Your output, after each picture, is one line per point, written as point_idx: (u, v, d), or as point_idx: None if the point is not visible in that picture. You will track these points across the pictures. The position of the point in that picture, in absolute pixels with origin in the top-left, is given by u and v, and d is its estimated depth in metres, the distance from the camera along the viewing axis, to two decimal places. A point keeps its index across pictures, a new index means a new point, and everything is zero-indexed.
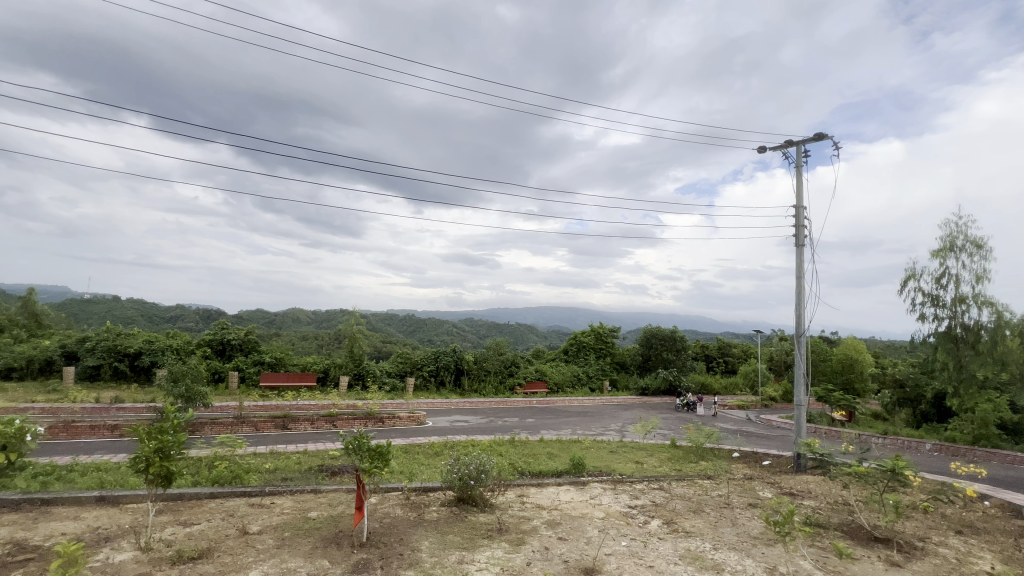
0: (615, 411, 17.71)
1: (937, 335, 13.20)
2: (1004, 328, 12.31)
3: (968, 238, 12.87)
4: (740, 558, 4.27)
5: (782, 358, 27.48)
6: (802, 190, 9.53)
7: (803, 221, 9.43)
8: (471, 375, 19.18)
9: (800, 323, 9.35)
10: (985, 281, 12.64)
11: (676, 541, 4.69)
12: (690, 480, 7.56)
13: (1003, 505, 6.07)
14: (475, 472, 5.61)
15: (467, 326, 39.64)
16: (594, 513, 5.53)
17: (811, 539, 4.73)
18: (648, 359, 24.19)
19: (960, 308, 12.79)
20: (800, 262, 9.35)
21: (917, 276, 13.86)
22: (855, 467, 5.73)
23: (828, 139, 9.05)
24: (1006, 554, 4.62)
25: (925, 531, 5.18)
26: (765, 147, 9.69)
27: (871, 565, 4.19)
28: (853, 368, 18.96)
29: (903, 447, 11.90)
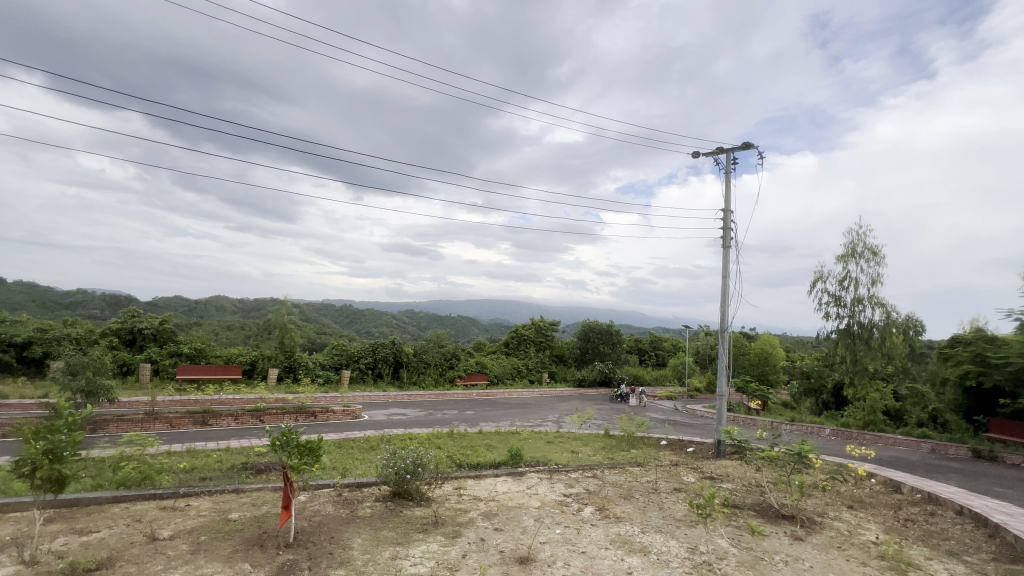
0: (553, 402, 18.13)
1: (838, 332, 14.44)
2: (892, 326, 13.83)
3: (866, 245, 14.39)
4: (665, 540, 4.52)
5: (707, 352, 29.49)
6: (730, 194, 10.21)
7: (730, 224, 10.11)
8: (411, 368, 18.83)
9: (725, 319, 10.04)
10: (878, 284, 14.21)
11: (607, 527, 4.88)
12: (622, 467, 7.89)
13: (886, 481, 6.89)
14: (412, 466, 5.49)
15: (408, 318, 38.82)
16: (530, 503, 5.64)
17: (728, 519, 5.10)
18: (586, 352, 24.97)
19: (858, 307, 14.27)
20: (726, 262, 10.02)
21: (824, 278, 15.32)
22: (767, 452, 6.25)
23: (754, 148, 9.74)
24: (887, 525, 5.25)
25: (823, 507, 5.77)
26: (699, 153, 10.27)
27: (778, 540, 4.59)
28: (769, 360, 20.63)
29: (807, 432, 13.15)
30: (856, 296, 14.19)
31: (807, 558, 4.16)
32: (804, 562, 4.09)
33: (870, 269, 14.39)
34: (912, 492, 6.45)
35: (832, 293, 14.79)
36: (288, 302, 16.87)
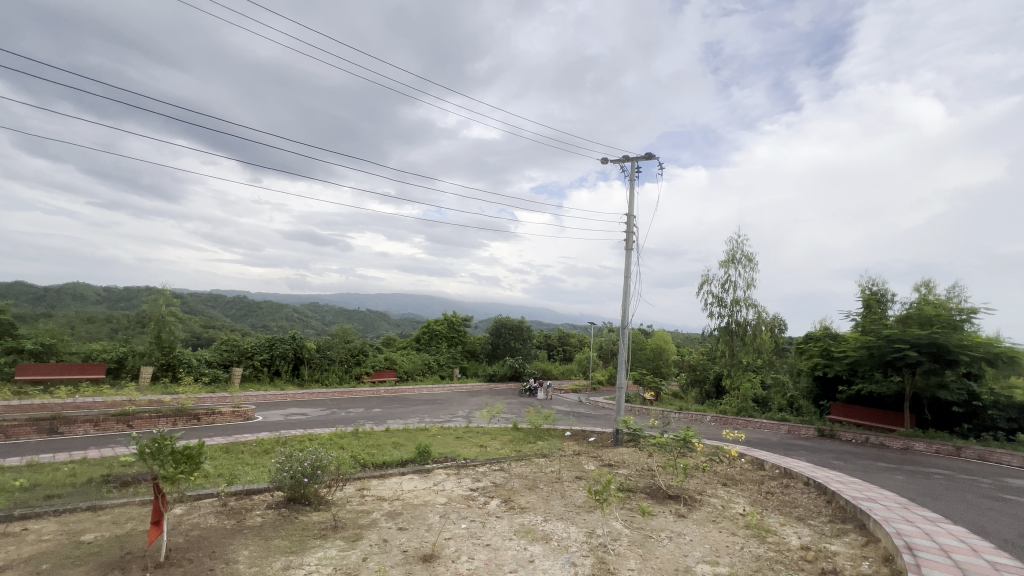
0: (463, 398, 18.13)
1: (720, 329, 16.25)
2: (762, 324, 15.85)
3: (743, 253, 16.26)
4: (565, 526, 4.74)
5: (609, 347, 31.48)
6: (633, 200, 10.93)
7: (632, 228, 10.85)
8: (313, 365, 17.68)
9: (625, 316, 10.75)
10: (752, 287, 16.13)
11: (512, 518, 4.99)
12: (528, 459, 8.12)
13: (753, 460, 7.89)
14: (310, 469, 5.15)
15: (311, 312, 36.42)
16: (436, 500, 5.58)
17: (622, 502, 5.48)
18: (497, 347, 25.34)
19: (736, 308, 16.08)
20: (627, 263, 10.73)
21: (709, 280, 17.05)
22: (658, 439, 6.82)
23: (654, 158, 10.54)
24: (752, 498, 6.01)
25: (703, 486, 6.46)
26: (607, 158, 10.87)
27: (665, 518, 5.03)
28: (662, 355, 23.06)
29: (692, 419, 14.58)
30: (735, 298, 16.00)
31: (688, 533, 4.61)
32: (686, 536, 4.53)
33: (745, 274, 16.33)
34: (772, 468, 7.44)
35: (716, 294, 16.54)
36: (167, 292, 14.70)
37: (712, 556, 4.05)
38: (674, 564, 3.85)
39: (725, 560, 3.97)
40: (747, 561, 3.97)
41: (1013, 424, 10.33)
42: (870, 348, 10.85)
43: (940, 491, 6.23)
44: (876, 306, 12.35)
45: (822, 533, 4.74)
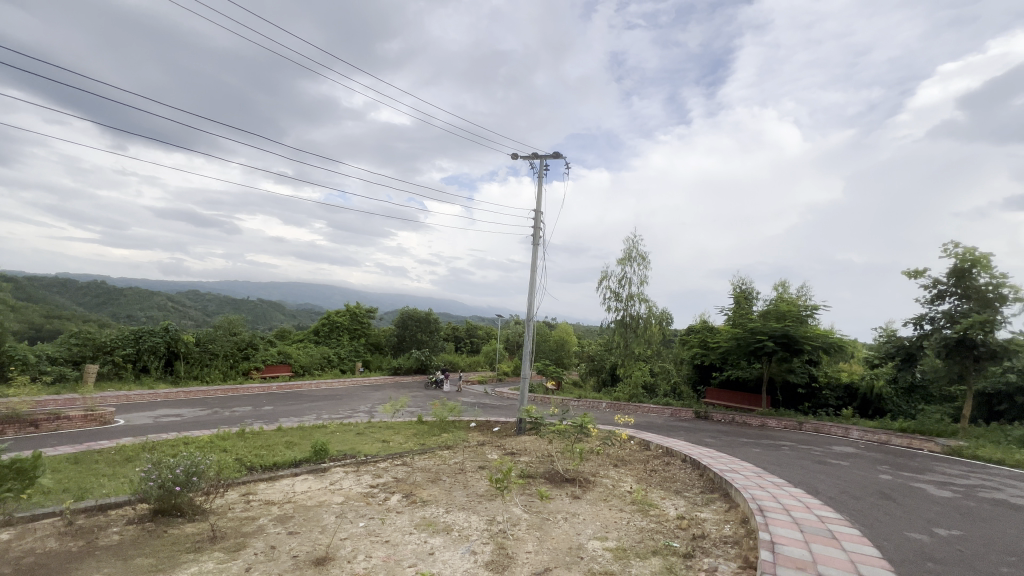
0: (365, 392, 17.45)
1: (616, 323, 17.57)
2: (652, 317, 17.39)
3: (638, 252, 17.63)
4: (467, 516, 4.79)
5: (515, 339, 32.33)
6: (542, 196, 11.28)
7: (540, 223, 11.22)
8: (191, 360, 15.80)
9: (531, 309, 11.10)
10: (645, 284, 17.57)
11: (413, 512, 4.93)
12: (431, 452, 8.04)
13: (641, 441, 8.63)
14: (184, 476, 4.59)
15: (189, 301, 32.42)
16: (332, 500, 5.32)
17: (522, 488, 5.67)
18: (403, 339, 24.73)
19: (630, 302, 17.38)
20: (534, 257, 11.07)
21: (608, 277, 18.23)
22: (557, 426, 7.17)
23: (562, 158, 10.99)
24: (639, 476, 6.58)
25: (597, 468, 6.92)
26: (517, 154, 11.10)
27: (561, 500, 5.31)
28: (564, 346, 24.35)
29: (589, 406, 15.54)
30: (630, 293, 17.29)
31: (582, 512, 4.92)
32: (579, 516, 4.82)
33: (639, 271, 17.74)
34: (656, 447, 8.22)
35: (614, 289, 17.75)
36: None
37: (602, 532, 4.37)
38: (568, 543, 4.08)
39: (613, 534, 4.31)
40: (632, 534, 4.34)
41: (840, 401, 12.39)
42: (737, 338, 12.40)
43: (786, 460, 7.34)
44: (743, 302, 14.13)
45: (694, 504, 5.34)
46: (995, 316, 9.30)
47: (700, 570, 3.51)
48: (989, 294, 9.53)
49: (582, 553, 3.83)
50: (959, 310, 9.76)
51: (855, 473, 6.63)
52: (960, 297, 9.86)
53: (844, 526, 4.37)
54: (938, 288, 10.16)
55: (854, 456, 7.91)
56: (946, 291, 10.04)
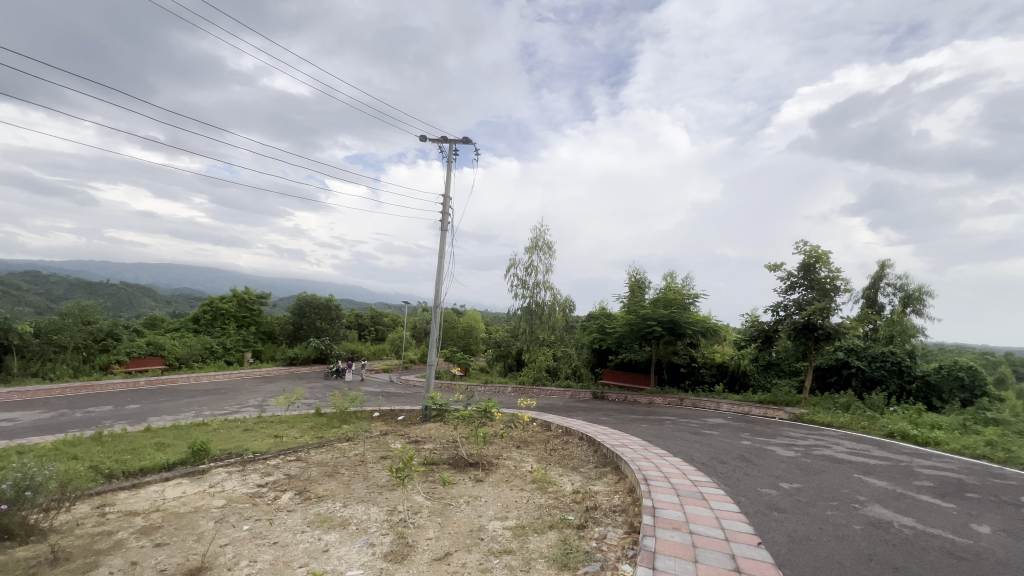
0: (255, 385, 16.02)
1: (522, 309, 18.03)
2: (556, 304, 18.10)
3: (544, 241, 18.20)
4: (365, 509, 4.62)
5: (423, 327, 31.86)
6: (450, 181, 11.12)
7: (448, 209, 11.06)
8: (28, 354, 13.26)
9: (438, 295, 10.94)
10: (550, 272, 18.23)
11: (307, 509, 4.65)
12: (329, 445, 7.63)
13: (542, 423, 9.01)
14: (15, 491, 3.84)
15: (26, 283, 27.06)
16: (212, 504, 4.82)
17: (425, 476, 5.62)
18: (300, 328, 23.08)
19: (536, 290, 17.90)
20: (442, 244, 10.91)
21: (515, 265, 18.63)
22: (462, 412, 7.20)
23: (471, 143, 10.91)
24: (540, 456, 6.87)
25: (500, 451, 7.10)
26: (426, 137, 10.82)
27: (464, 485, 5.36)
28: (472, 333, 24.53)
29: (495, 391, 15.85)
30: (536, 281, 17.81)
31: (484, 495, 5.01)
32: (481, 498, 4.91)
33: (545, 260, 18.32)
34: (556, 427, 8.63)
35: (521, 277, 18.14)
36: None
37: (503, 512, 4.50)
38: (469, 526, 4.13)
39: (513, 513, 4.45)
40: (531, 511, 4.52)
41: (713, 378, 14.00)
42: (631, 324, 13.42)
43: (669, 432, 8.16)
44: (637, 291, 15.30)
45: (588, 478, 5.72)
46: (831, 304, 11.15)
47: (591, 538, 3.77)
48: (827, 285, 11.34)
49: (482, 535, 3.90)
50: (805, 299, 11.48)
51: (723, 441, 7.58)
52: (806, 288, 11.61)
53: (712, 487, 4.98)
54: (791, 279, 11.86)
55: (723, 426, 9.03)
56: (797, 282, 11.75)
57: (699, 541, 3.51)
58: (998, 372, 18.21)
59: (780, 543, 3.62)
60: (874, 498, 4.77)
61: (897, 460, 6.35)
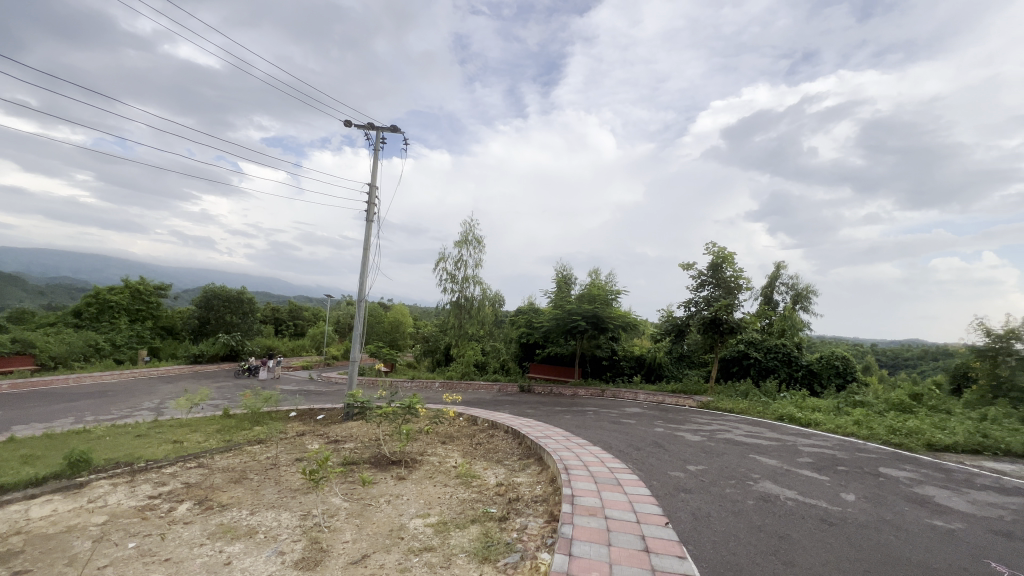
0: (151, 385, 14.41)
1: (451, 304, 17.83)
2: (486, 299, 18.07)
3: (474, 235, 18.14)
4: (275, 515, 4.32)
5: (347, 322, 30.60)
6: (376, 171, 10.68)
7: (374, 199, 10.62)
8: None
9: (362, 289, 10.49)
10: (480, 267, 18.19)
11: (207, 520, 4.26)
12: (237, 449, 7.06)
13: (468, 417, 9.00)
14: None
15: None
16: (90, 521, 4.25)
17: (343, 477, 5.38)
18: (207, 323, 21.15)
19: (466, 284, 17.74)
20: (367, 235, 10.47)
21: (444, 259, 18.39)
22: (384, 409, 6.96)
23: (400, 133, 10.57)
24: (465, 450, 6.85)
25: (425, 447, 6.98)
26: (351, 123, 10.32)
27: (385, 484, 5.20)
28: (399, 328, 23.95)
29: (422, 386, 15.58)
30: (465, 276, 17.69)
31: (405, 493, 4.89)
32: (403, 496, 4.79)
33: (474, 255, 18.28)
34: (482, 421, 8.66)
35: (450, 272, 17.93)
36: None
37: (425, 509, 4.42)
38: (389, 526, 4.01)
39: (435, 510, 4.39)
40: (453, 507, 4.49)
41: (632, 369, 14.82)
42: (557, 319, 13.82)
43: (590, 423, 8.50)
44: (563, 286, 15.74)
45: (512, 470, 5.80)
46: (734, 301, 12.23)
47: (513, 529, 3.82)
48: (732, 284, 12.39)
49: (402, 534, 3.81)
50: (713, 296, 12.49)
51: (638, 428, 8.05)
52: (714, 286, 12.60)
53: (626, 473, 5.26)
54: (701, 278, 12.81)
55: (639, 414, 9.58)
56: (706, 281, 12.73)
57: (613, 526, 3.67)
58: (864, 360, 21.08)
59: (686, 522, 3.89)
60: (765, 475, 5.30)
61: (785, 440, 7.14)
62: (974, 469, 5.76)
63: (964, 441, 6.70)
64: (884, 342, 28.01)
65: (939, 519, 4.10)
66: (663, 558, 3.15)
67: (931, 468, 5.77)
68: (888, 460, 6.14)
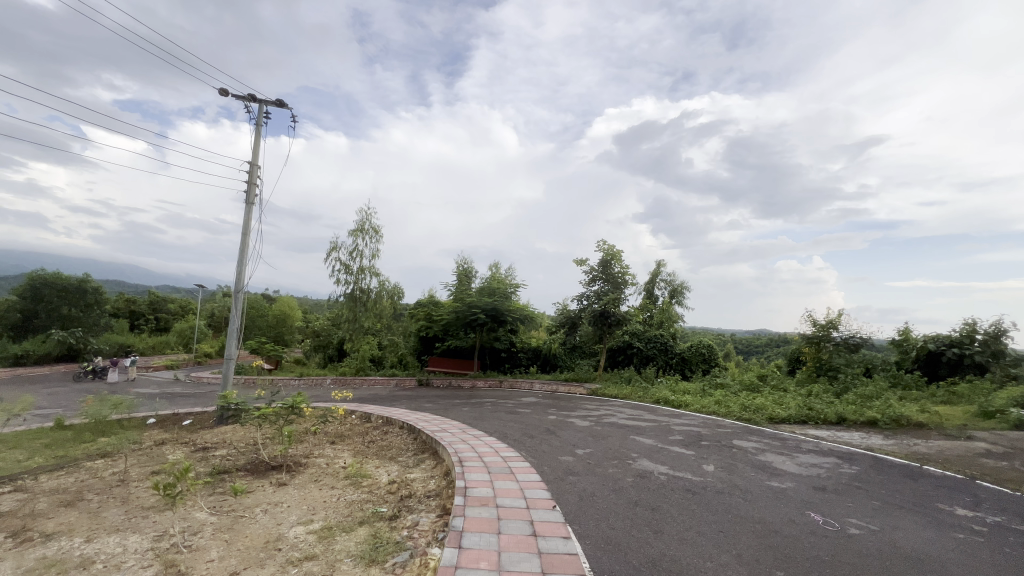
0: None
1: (345, 297, 16.79)
2: (383, 291, 17.36)
3: (371, 225, 17.30)
4: (121, 540, 3.71)
5: (223, 315, 27.44)
6: (258, 148, 9.64)
7: (255, 179, 9.58)
8: None
9: (240, 278, 9.42)
10: (377, 258, 17.39)
11: (24, 554, 3.51)
12: (73, 466, 5.93)
13: (361, 415, 8.58)
14: None
15: None
16: None
17: (211, 488, 4.81)
18: (34, 317, 17.51)
19: (361, 276, 16.75)
20: (246, 219, 9.41)
21: (338, 249, 17.29)
22: (263, 410, 6.33)
23: (287, 108, 9.66)
24: (356, 450, 6.51)
25: (311, 449, 6.50)
26: (228, 92, 9.19)
27: (262, 492, 4.75)
28: (285, 322, 22.08)
29: (311, 383, 14.54)
30: (360, 267, 16.74)
31: (286, 500, 4.51)
32: (283, 504, 4.41)
33: (371, 245, 17.42)
34: (376, 418, 8.32)
35: (344, 262, 16.89)
36: None
37: (307, 516, 4.11)
38: (264, 538, 3.66)
39: (319, 515, 4.11)
40: (340, 510, 4.24)
41: (529, 360, 15.35)
42: (457, 311, 13.79)
43: (487, 414, 8.60)
44: (464, 280, 15.72)
45: (406, 467, 5.65)
46: (621, 295, 13.23)
47: (403, 527, 3.72)
48: (619, 279, 13.37)
49: (280, 545, 3.50)
50: (602, 290, 13.39)
51: (533, 417, 8.34)
52: (604, 281, 13.49)
53: (518, 461, 5.42)
54: (592, 273, 13.65)
55: (534, 404, 9.94)
56: (597, 276, 13.59)
57: (504, 514, 3.75)
58: (725, 348, 24.22)
59: (572, 504, 4.10)
60: (643, 454, 5.82)
61: (660, 421, 7.91)
62: (802, 436, 6.92)
63: (796, 414, 8.02)
64: (741, 333, 32.36)
65: (775, 481, 4.85)
66: (549, 540, 3.29)
67: (772, 437, 6.81)
68: (739, 433, 7.12)
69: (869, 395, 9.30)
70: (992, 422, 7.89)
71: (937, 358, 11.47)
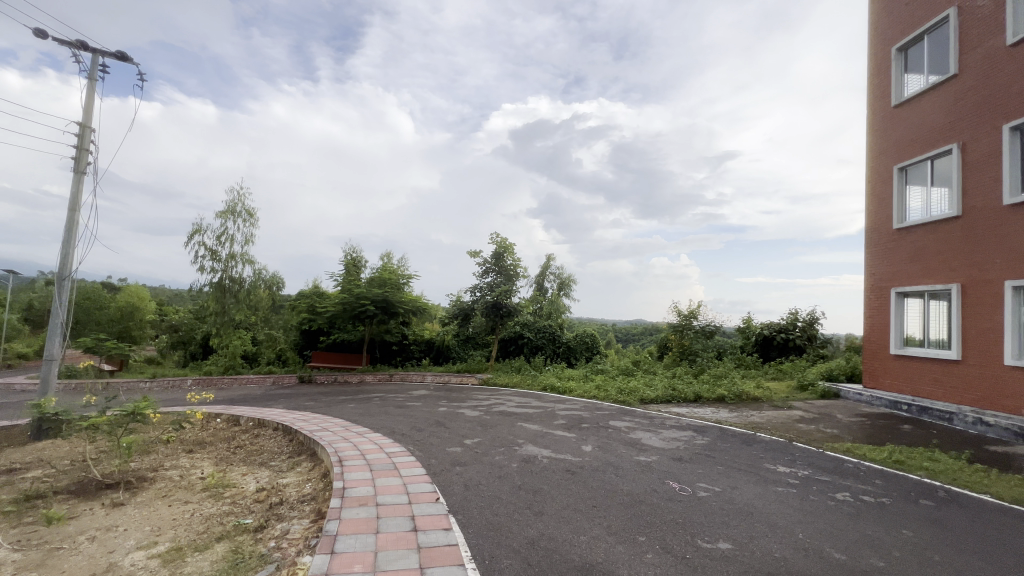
0: None
1: (211, 286, 14.89)
2: (259, 281, 15.71)
3: (244, 206, 15.52)
4: None
5: (46, 307, 22.62)
6: (92, 107, 8.01)
7: (87, 144, 7.96)
8: None
9: (66, 262, 7.78)
10: (250, 244, 15.69)
11: None
12: None
13: (227, 418, 7.66)
14: None
15: None
16: None
17: (15, 519, 3.92)
18: None
19: (231, 263, 14.95)
20: (74, 191, 7.79)
21: (202, 231, 15.21)
22: (94, 419, 5.31)
23: (131, 63, 8.16)
24: (219, 457, 5.78)
25: (161, 460, 5.63)
26: (47, 33, 7.46)
27: (90, 516, 3.99)
28: (132, 316, 19.00)
29: (167, 385, 12.63)
30: (230, 253, 14.89)
31: (123, 522, 3.85)
32: (118, 527, 3.76)
33: (243, 229, 15.65)
34: (246, 421, 7.49)
35: (209, 247, 14.92)
36: None
37: (150, 538, 3.56)
38: (89, 570, 3.09)
39: (166, 536, 3.58)
40: (193, 527, 3.73)
41: (422, 353, 15.09)
42: (344, 303, 12.97)
43: (375, 409, 8.22)
44: (352, 269, 14.83)
45: (278, 472, 5.18)
46: (512, 287, 13.58)
47: (270, 538, 3.39)
48: (512, 271, 13.66)
49: None
50: (494, 282, 13.61)
51: (422, 410, 8.18)
52: (496, 273, 13.70)
53: (403, 456, 5.27)
54: (485, 266, 13.78)
55: (425, 396, 9.78)
56: (490, 268, 13.76)
57: (384, 512, 3.61)
58: (607, 337, 26.16)
59: (457, 494, 4.10)
60: (528, 439, 6.03)
61: (546, 407, 8.27)
62: (666, 414, 7.74)
63: (662, 394, 8.96)
64: (621, 322, 35.19)
65: (642, 455, 5.36)
66: (430, 534, 3.25)
67: (642, 417, 7.52)
68: (615, 414, 7.74)
69: (719, 374, 10.78)
70: (806, 394, 9.62)
71: (769, 342, 13.65)
